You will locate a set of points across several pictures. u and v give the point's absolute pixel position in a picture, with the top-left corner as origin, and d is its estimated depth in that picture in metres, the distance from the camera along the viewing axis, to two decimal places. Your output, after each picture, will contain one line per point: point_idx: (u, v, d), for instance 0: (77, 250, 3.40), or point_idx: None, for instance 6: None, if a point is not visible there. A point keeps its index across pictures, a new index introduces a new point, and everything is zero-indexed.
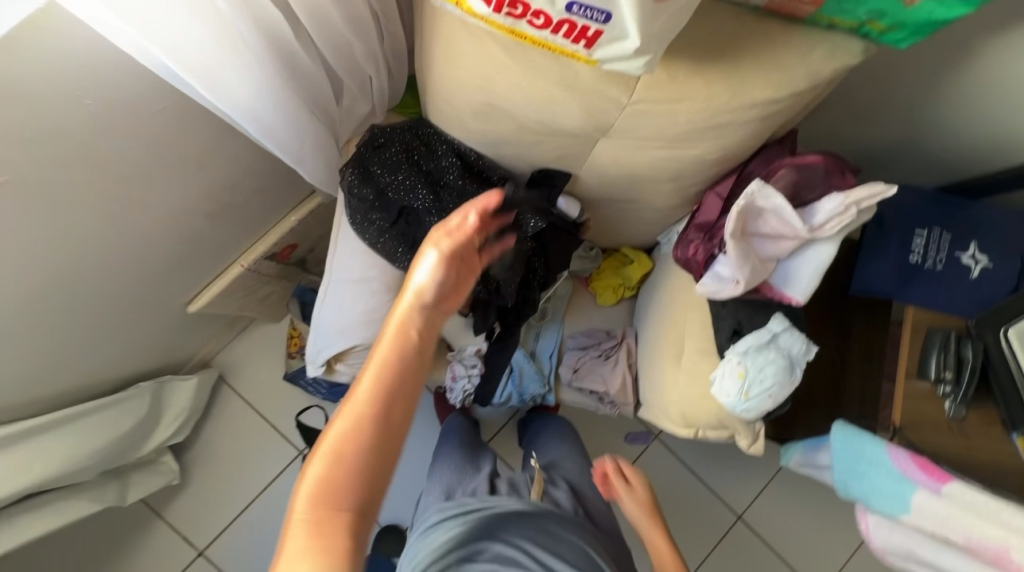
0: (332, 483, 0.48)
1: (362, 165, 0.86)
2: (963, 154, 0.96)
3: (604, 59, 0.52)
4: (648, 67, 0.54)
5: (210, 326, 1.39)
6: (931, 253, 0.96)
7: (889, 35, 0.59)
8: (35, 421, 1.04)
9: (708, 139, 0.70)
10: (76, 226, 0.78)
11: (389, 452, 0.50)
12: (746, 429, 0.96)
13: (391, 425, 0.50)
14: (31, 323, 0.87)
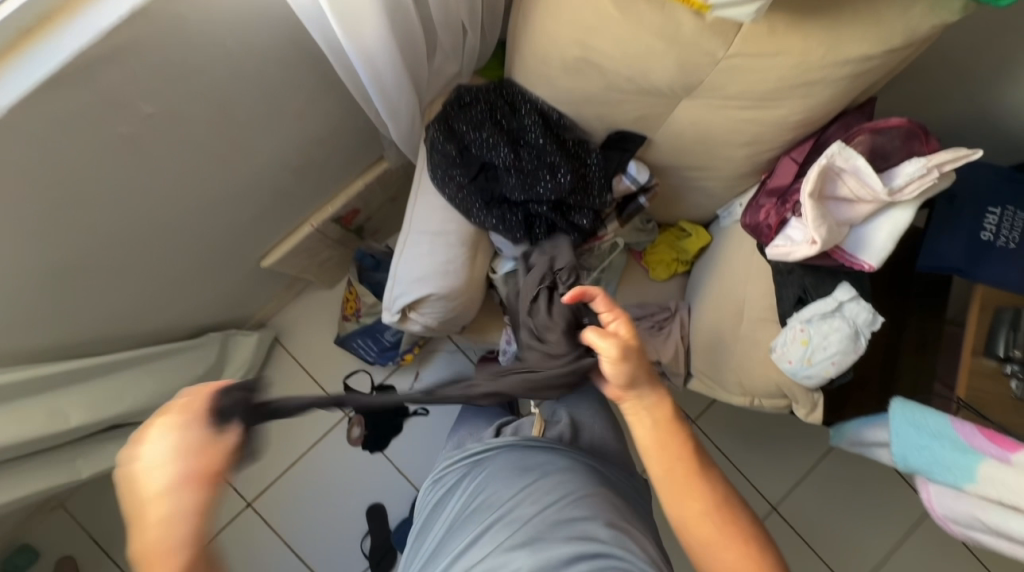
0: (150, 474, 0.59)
1: (447, 122, 0.90)
2: None
3: (717, 5, 0.57)
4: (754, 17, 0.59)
5: (273, 285, 1.46)
6: (1004, 231, 0.96)
7: None
8: (131, 353, 1.09)
9: (796, 98, 0.72)
10: (190, 166, 0.85)
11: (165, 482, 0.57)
12: (806, 398, 0.97)
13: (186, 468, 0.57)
14: (136, 259, 0.95)
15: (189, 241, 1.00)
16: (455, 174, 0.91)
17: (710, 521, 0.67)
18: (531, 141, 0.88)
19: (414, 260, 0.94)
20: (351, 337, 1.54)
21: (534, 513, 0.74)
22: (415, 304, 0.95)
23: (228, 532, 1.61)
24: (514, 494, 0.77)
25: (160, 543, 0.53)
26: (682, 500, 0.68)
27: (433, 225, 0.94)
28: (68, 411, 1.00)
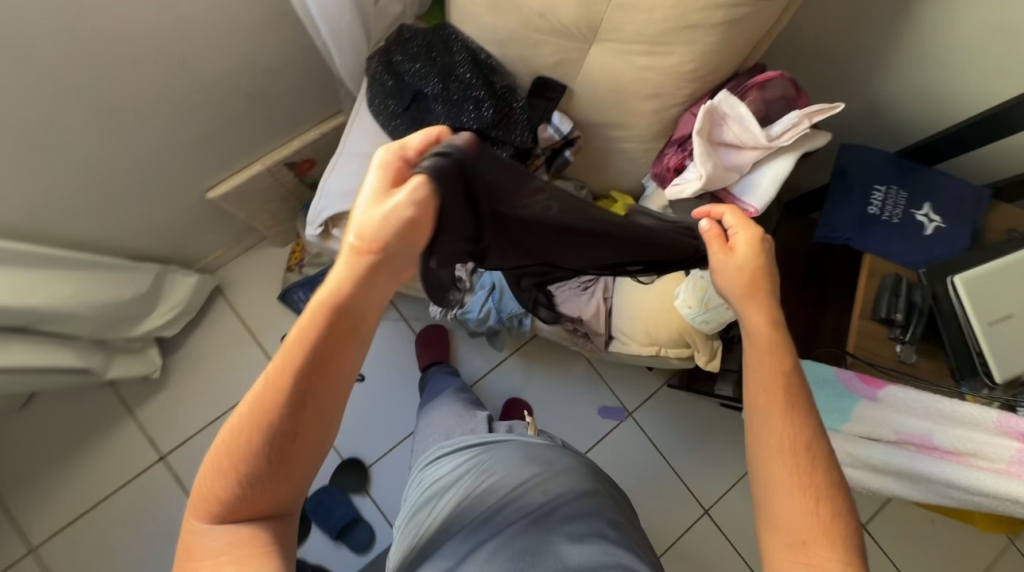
0: (293, 364, 0.50)
1: (387, 56, 0.99)
2: (921, 126, 1.07)
3: None
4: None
5: (222, 230, 1.48)
6: (888, 208, 1.05)
7: None
8: (61, 252, 1.10)
9: (682, 43, 0.82)
10: (140, 52, 0.95)
11: (324, 359, 0.51)
12: (705, 345, 1.02)
13: (338, 324, 0.51)
14: (79, 145, 1.01)
15: (133, 138, 1.06)
16: (389, 104, 0.98)
17: (791, 457, 0.57)
18: (460, 77, 0.96)
19: (342, 178, 0.99)
20: (293, 288, 1.55)
21: (549, 513, 0.88)
22: (337, 220, 0.99)
23: (137, 482, 1.55)
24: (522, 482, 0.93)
25: (297, 335, 0.50)
26: (762, 433, 0.59)
27: (364, 147, 0.99)
28: None
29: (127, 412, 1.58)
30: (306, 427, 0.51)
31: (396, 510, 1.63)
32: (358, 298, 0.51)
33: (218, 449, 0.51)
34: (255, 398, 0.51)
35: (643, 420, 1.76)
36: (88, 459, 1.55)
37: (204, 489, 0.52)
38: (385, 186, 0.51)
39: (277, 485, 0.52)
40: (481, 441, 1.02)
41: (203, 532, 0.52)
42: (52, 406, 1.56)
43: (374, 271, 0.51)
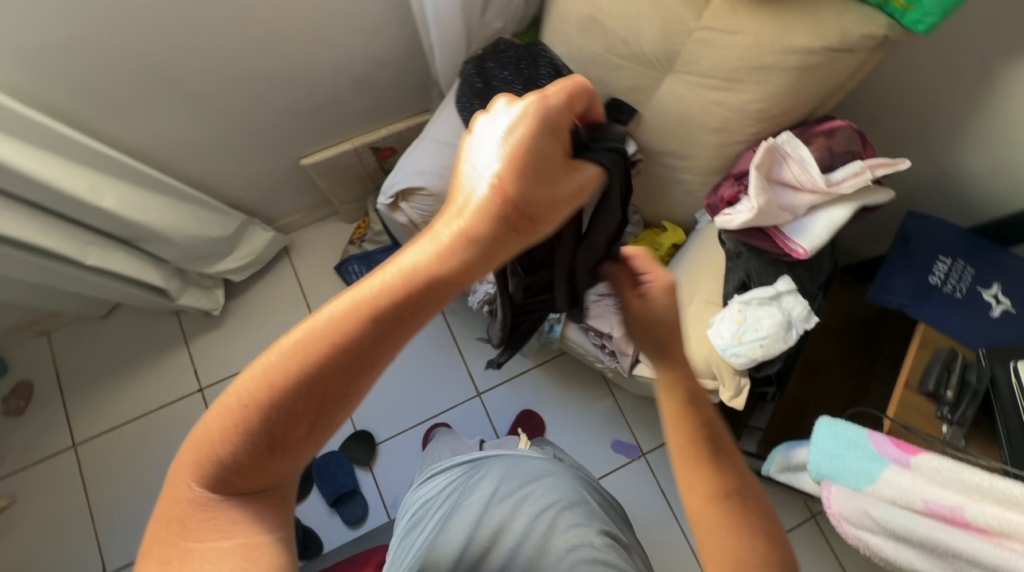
0: (363, 328, 0.41)
1: (480, 63, 1.11)
2: (1000, 204, 1.03)
3: None
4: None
5: (301, 197, 1.64)
6: (951, 281, 1.01)
7: (907, 14, 0.74)
8: (184, 187, 1.28)
9: (754, 81, 0.87)
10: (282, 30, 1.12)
11: (402, 324, 0.43)
12: (731, 381, 1.01)
13: (426, 289, 0.43)
14: (215, 97, 1.19)
15: (256, 99, 1.24)
16: (474, 103, 1.09)
17: (712, 518, 0.52)
18: (541, 88, 1.05)
19: (418, 160, 1.10)
20: (349, 260, 1.68)
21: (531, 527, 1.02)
22: (407, 194, 1.10)
23: (175, 406, 1.69)
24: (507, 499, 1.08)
25: (380, 291, 0.42)
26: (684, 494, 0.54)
27: (445, 137, 1.11)
28: (104, 191, 1.11)
29: (183, 341, 1.74)
30: (357, 397, 0.43)
31: (393, 493, 1.65)
32: (469, 259, 0.43)
33: (229, 397, 0.42)
34: (293, 345, 0.41)
35: (656, 464, 1.69)
36: (140, 376, 1.71)
37: (203, 444, 0.43)
38: (524, 134, 0.47)
39: (292, 459, 0.44)
40: (468, 462, 1.24)
41: (193, 503, 0.43)
42: (125, 322, 1.75)
43: (505, 225, 0.45)
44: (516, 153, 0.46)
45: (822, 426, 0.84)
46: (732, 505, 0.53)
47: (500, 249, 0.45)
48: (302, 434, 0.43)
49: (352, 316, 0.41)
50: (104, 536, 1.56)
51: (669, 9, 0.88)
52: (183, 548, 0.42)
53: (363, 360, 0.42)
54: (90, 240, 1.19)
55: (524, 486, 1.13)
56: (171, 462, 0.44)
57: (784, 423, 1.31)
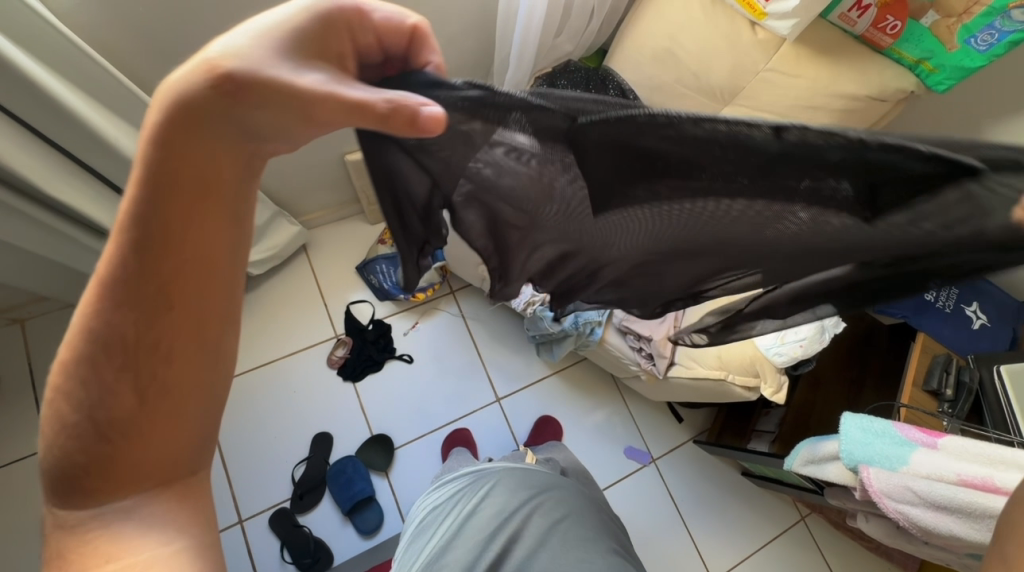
0: (126, 232, 0.50)
1: (551, 79, 1.20)
2: None
3: (772, 11, 0.96)
4: (791, 31, 0.97)
5: (337, 193, 1.64)
6: (943, 298, 1.21)
7: (933, 77, 0.96)
8: None
9: (804, 118, 1.05)
10: None
11: (161, 232, 0.50)
12: (773, 378, 1.15)
13: (176, 200, 0.50)
14: None
15: None
16: None
17: None
18: None
19: None
20: (376, 259, 1.70)
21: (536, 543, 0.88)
22: None
23: None
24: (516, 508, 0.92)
25: (134, 204, 0.49)
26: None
27: None
28: None
29: None
30: (138, 301, 0.50)
31: (410, 500, 1.60)
32: (161, 211, 0.49)
33: (46, 417, 0.51)
34: (71, 339, 0.51)
35: (665, 470, 1.77)
36: None
37: (46, 469, 0.50)
38: (298, 22, 0.48)
39: (128, 442, 0.51)
40: (473, 472, 1.01)
41: (64, 525, 0.49)
42: None
43: (236, 97, 0.47)
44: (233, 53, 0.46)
45: (848, 417, 0.99)
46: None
47: (206, 183, 0.50)
48: (117, 410, 0.50)
49: (95, 310, 0.50)
50: None
51: (742, 50, 1.04)
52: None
53: (146, 333, 0.51)
54: None
55: (535, 496, 0.94)
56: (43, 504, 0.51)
57: (793, 426, 1.47)
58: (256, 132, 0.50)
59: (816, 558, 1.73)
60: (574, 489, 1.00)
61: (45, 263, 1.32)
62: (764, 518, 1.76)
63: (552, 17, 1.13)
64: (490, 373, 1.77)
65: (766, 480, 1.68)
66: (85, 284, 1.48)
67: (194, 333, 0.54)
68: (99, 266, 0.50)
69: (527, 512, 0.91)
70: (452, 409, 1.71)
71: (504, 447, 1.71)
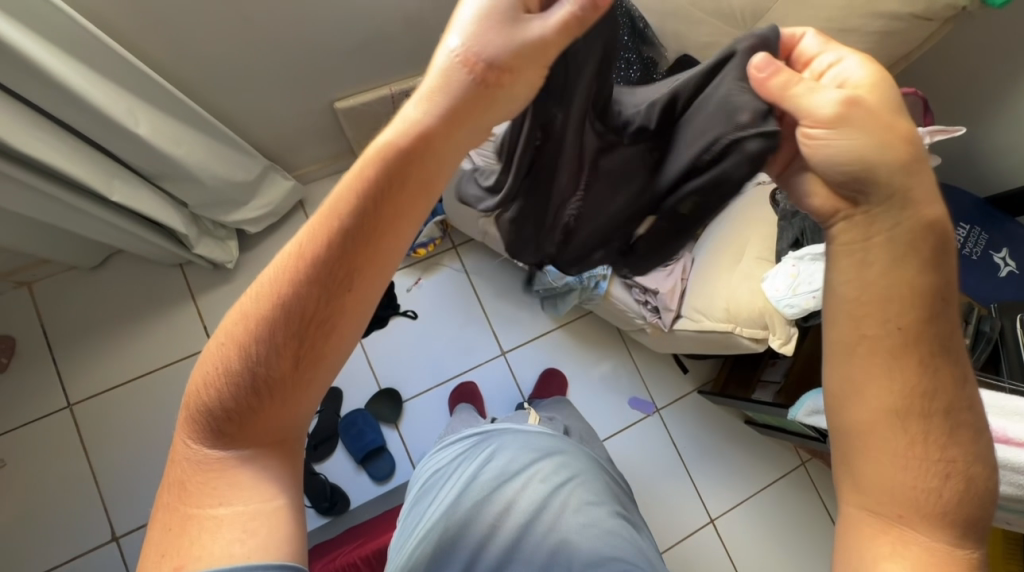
0: (333, 218, 0.55)
1: None
2: (1005, 169, 1.22)
3: None
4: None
5: (330, 145, 1.56)
6: (968, 245, 1.17)
7: None
8: (216, 122, 1.18)
9: (835, 45, 0.94)
10: None
11: (359, 229, 0.54)
12: (783, 330, 1.11)
13: (387, 186, 0.54)
14: (269, 26, 1.11)
15: (315, 31, 1.17)
16: None
17: (903, 425, 0.58)
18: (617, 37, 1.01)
19: None
20: None
21: (537, 504, 0.89)
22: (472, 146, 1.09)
23: (183, 365, 1.56)
24: (519, 469, 0.93)
25: (342, 194, 0.54)
26: (868, 386, 0.59)
27: None
28: (140, 116, 1.04)
29: (189, 296, 1.60)
30: (331, 297, 0.55)
31: (420, 449, 1.66)
32: (384, 191, 0.54)
33: (212, 356, 0.58)
34: (253, 306, 0.56)
35: (670, 420, 1.80)
36: (136, 333, 1.57)
37: (196, 403, 0.58)
38: (517, 2, 0.53)
39: (275, 404, 0.57)
40: (479, 432, 1.03)
41: (197, 462, 0.57)
42: (121, 274, 1.59)
43: (475, 99, 0.54)
44: (487, 26, 0.52)
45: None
46: (935, 414, 0.58)
47: (417, 173, 0.55)
48: (279, 379, 0.56)
49: (279, 274, 0.55)
50: (111, 501, 1.47)
51: None
52: (194, 509, 0.55)
53: (320, 309, 0.56)
54: (115, 173, 1.10)
55: (534, 462, 0.94)
56: (177, 427, 0.59)
57: (803, 374, 1.45)
58: (489, 116, 0.56)
59: (814, 499, 1.79)
60: (580, 455, 1.01)
61: (40, 225, 1.29)
62: (765, 463, 1.80)
63: None
64: (495, 328, 1.77)
65: (770, 428, 1.70)
66: (85, 245, 1.46)
67: (354, 324, 0.58)
68: (299, 241, 0.55)
69: (524, 478, 0.91)
70: (460, 362, 1.73)
71: (510, 399, 1.74)
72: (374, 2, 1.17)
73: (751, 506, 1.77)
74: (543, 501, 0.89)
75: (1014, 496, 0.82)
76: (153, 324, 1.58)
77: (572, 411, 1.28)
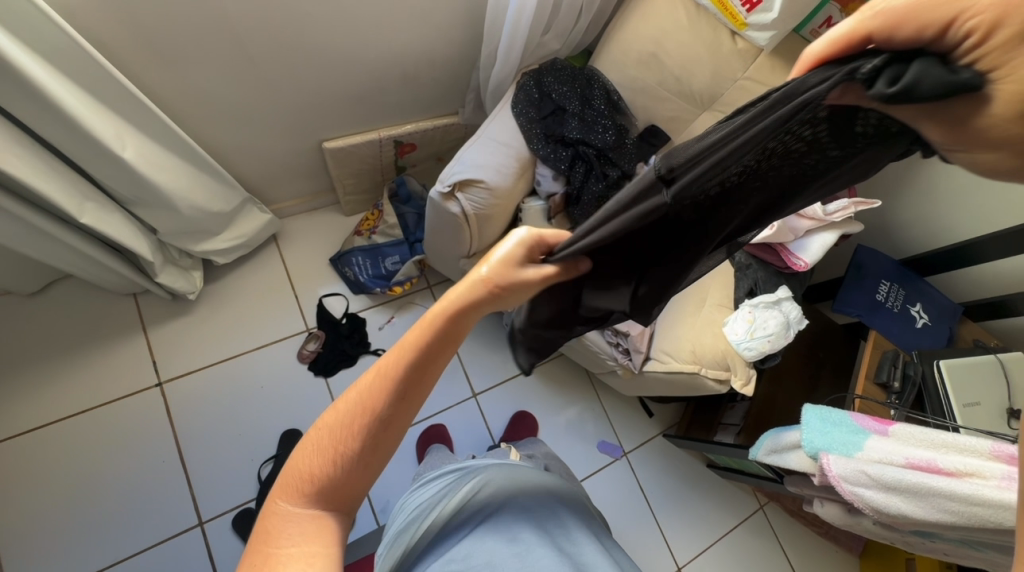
0: (395, 362, 0.58)
1: (537, 76, 1.22)
2: (909, 237, 1.45)
3: (751, 22, 1.04)
4: (768, 42, 1.06)
5: (312, 182, 1.58)
6: (891, 298, 1.35)
7: None
8: (202, 150, 1.18)
9: None
10: (363, 19, 1.15)
11: (424, 368, 0.58)
12: (743, 370, 1.21)
13: (446, 341, 0.59)
14: (271, 68, 1.16)
15: (314, 77, 1.23)
16: (529, 112, 1.19)
17: None
18: (595, 106, 1.20)
19: (477, 154, 1.16)
20: (349, 253, 1.59)
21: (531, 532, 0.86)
22: (464, 185, 1.14)
23: (122, 404, 1.42)
24: (507, 499, 0.91)
25: (410, 337, 0.59)
26: None
27: (501, 137, 1.18)
28: (127, 141, 1.03)
29: (139, 329, 1.49)
30: (396, 419, 0.58)
31: (382, 498, 1.57)
32: (443, 341, 0.59)
33: (312, 440, 0.59)
34: (346, 407, 0.58)
35: (636, 464, 1.82)
36: (70, 367, 1.42)
37: (291, 473, 0.58)
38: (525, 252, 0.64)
39: (353, 482, 0.58)
40: (461, 468, 1.02)
41: (283, 514, 0.56)
42: (62, 303, 1.47)
43: (490, 304, 0.62)
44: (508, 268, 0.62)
45: (807, 408, 1.10)
46: None
47: (463, 330, 0.61)
48: (363, 466, 0.58)
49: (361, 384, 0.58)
50: (9, 569, 1.25)
51: (721, 58, 1.10)
52: (273, 548, 0.53)
53: (393, 414, 0.58)
54: (89, 196, 1.06)
55: (522, 488, 0.94)
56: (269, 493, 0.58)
57: (757, 418, 1.53)
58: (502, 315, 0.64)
59: (772, 544, 1.84)
60: (564, 486, 1.02)
61: None
62: (726, 508, 1.85)
63: (542, 15, 1.16)
64: (467, 369, 1.77)
65: (729, 471, 1.77)
66: (28, 268, 1.35)
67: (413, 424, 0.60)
68: (387, 358, 0.58)
69: (511, 503, 0.90)
70: (429, 404, 1.70)
71: (479, 443, 1.70)
72: (375, 58, 1.26)
73: (715, 552, 1.78)
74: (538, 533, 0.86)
75: (949, 523, 0.88)
76: (91, 357, 1.44)
77: (550, 453, 1.29)
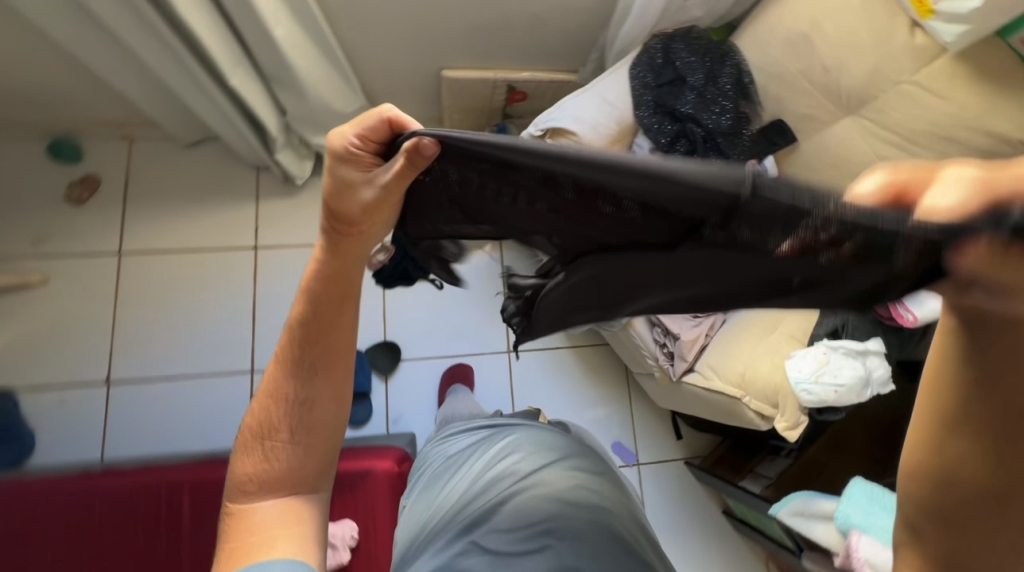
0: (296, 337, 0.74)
1: (667, 40, 1.14)
2: None
3: (943, 9, 0.88)
4: (957, 39, 0.89)
5: (423, 108, 1.67)
6: None
7: None
8: (337, 48, 1.30)
9: (932, 149, 0.97)
10: None
11: (319, 331, 0.72)
12: (793, 413, 1.05)
13: (331, 301, 0.71)
14: None
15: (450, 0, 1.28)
16: (647, 75, 1.13)
17: None
18: (720, 85, 1.10)
19: (579, 105, 1.14)
20: None
21: (556, 510, 0.83)
22: (558, 133, 1.14)
23: (224, 254, 1.68)
24: (532, 471, 0.89)
25: (298, 311, 0.73)
26: None
27: (609, 94, 1.14)
28: (280, 22, 1.17)
29: (253, 198, 1.72)
30: (319, 381, 0.74)
31: (398, 410, 1.68)
32: (321, 302, 0.71)
33: (252, 432, 0.75)
34: (273, 393, 0.75)
35: (646, 477, 1.73)
36: (196, 212, 1.70)
37: (243, 471, 0.73)
38: (353, 170, 0.61)
39: (302, 451, 0.73)
40: (490, 426, 1.06)
41: (239, 506, 0.71)
42: (205, 159, 1.74)
43: (342, 241, 0.67)
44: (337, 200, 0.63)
45: (856, 480, 0.94)
46: None
47: (338, 285, 0.71)
48: (308, 446, 0.73)
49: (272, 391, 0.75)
50: (119, 350, 1.58)
51: (889, 52, 0.97)
52: (240, 539, 0.68)
53: (311, 385, 0.74)
54: (241, 64, 1.23)
55: (550, 459, 0.91)
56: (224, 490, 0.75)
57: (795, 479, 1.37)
58: (363, 251, 0.69)
59: None
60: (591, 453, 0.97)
61: (162, 91, 1.45)
62: (728, 560, 1.69)
63: None
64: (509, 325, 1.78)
65: (745, 524, 1.61)
66: (189, 122, 1.62)
67: (332, 383, 0.74)
68: (289, 342, 0.75)
69: (537, 476, 0.89)
70: (465, 344, 1.75)
71: (498, 397, 1.73)
72: None
73: None
74: (567, 515, 0.82)
75: None
76: (214, 209, 1.71)
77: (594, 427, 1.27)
